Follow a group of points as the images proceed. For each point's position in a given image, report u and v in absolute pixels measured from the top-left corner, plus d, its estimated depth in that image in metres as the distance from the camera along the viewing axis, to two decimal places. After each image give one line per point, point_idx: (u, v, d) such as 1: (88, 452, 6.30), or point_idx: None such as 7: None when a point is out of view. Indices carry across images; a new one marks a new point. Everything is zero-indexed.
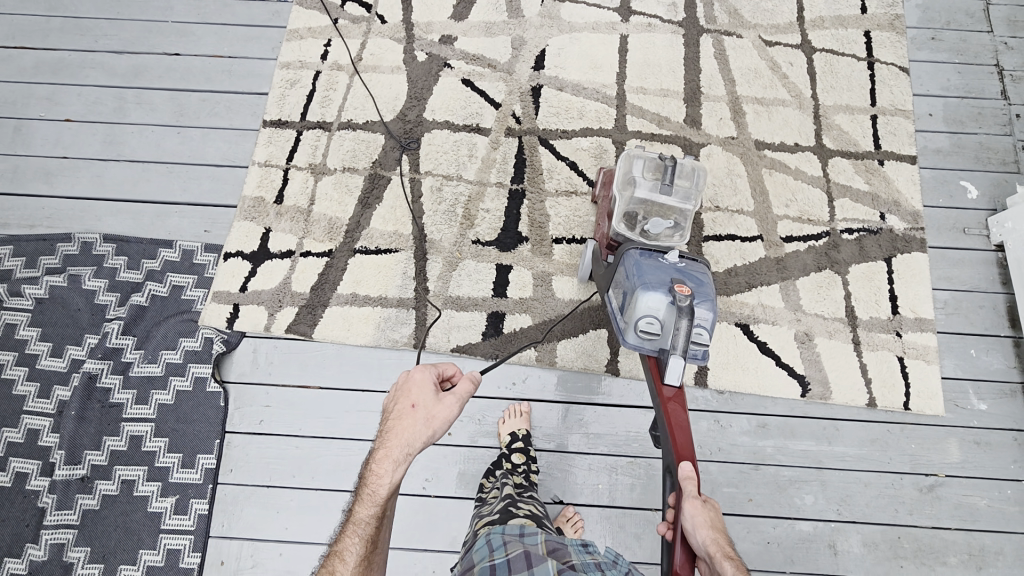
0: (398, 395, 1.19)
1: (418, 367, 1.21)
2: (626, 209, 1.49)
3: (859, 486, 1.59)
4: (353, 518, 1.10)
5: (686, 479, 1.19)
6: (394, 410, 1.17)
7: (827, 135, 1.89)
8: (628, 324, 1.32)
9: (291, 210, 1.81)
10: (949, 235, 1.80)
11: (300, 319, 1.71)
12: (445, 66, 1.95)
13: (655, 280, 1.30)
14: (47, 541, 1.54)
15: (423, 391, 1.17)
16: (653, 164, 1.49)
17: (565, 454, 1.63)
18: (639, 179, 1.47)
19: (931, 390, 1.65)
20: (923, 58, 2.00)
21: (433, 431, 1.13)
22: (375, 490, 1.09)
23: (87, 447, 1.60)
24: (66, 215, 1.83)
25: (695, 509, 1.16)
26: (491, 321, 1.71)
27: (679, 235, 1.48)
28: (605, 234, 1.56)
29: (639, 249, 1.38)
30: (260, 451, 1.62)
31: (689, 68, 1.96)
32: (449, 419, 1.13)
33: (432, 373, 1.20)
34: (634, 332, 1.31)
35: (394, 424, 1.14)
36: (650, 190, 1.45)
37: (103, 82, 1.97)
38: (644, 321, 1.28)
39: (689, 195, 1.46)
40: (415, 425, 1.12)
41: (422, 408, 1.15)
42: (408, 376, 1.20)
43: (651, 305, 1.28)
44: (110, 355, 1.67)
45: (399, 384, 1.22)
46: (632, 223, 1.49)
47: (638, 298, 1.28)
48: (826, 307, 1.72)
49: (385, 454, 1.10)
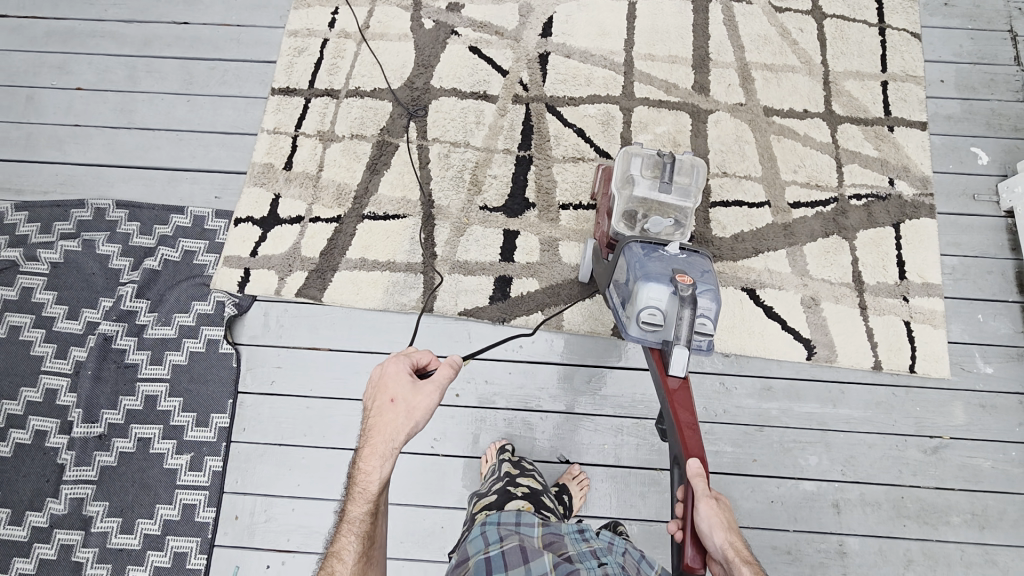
0: (375, 391, 1.17)
1: (390, 360, 1.19)
2: (625, 208, 1.49)
3: (863, 447, 1.60)
4: (348, 517, 1.11)
5: (694, 476, 1.09)
6: (374, 407, 1.16)
7: (836, 101, 1.88)
8: (631, 317, 1.31)
9: (301, 176, 1.83)
10: (958, 201, 1.80)
11: (310, 283, 1.73)
12: (452, 34, 1.95)
13: (656, 271, 1.28)
14: (66, 495, 1.58)
15: (400, 384, 1.16)
16: (651, 161, 1.49)
17: (571, 415, 1.65)
18: (638, 177, 1.46)
19: (937, 353, 1.65)
20: (936, 24, 1.97)
21: (415, 422, 1.12)
22: (365, 487, 1.10)
23: (104, 406, 1.64)
24: (80, 182, 1.85)
25: (708, 508, 1.05)
26: (499, 286, 1.72)
27: (680, 231, 1.49)
28: (604, 231, 1.56)
29: (639, 244, 1.35)
30: (272, 410, 1.65)
31: (697, 34, 1.95)
32: (431, 408, 1.12)
33: (406, 364, 1.18)
34: (637, 324, 1.30)
35: (376, 421, 1.14)
36: (649, 189, 1.46)
37: (113, 50, 1.98)
38: (647, 312, 1.27)
39: (688, 192, 1.48)
40: (397, 418, 1.12)
41: (401, 401, 1.14)
42: (382, 371, 1.18)
43: (652, 296, 1.26)
44: (125, 318, 1.71)
45: (372, 379, 1.20)
46: (632, 221, 1.49)
47: (640, 289, 1.26)
48: (833, 273, 1.72)
49: (372, 451, 1.10)
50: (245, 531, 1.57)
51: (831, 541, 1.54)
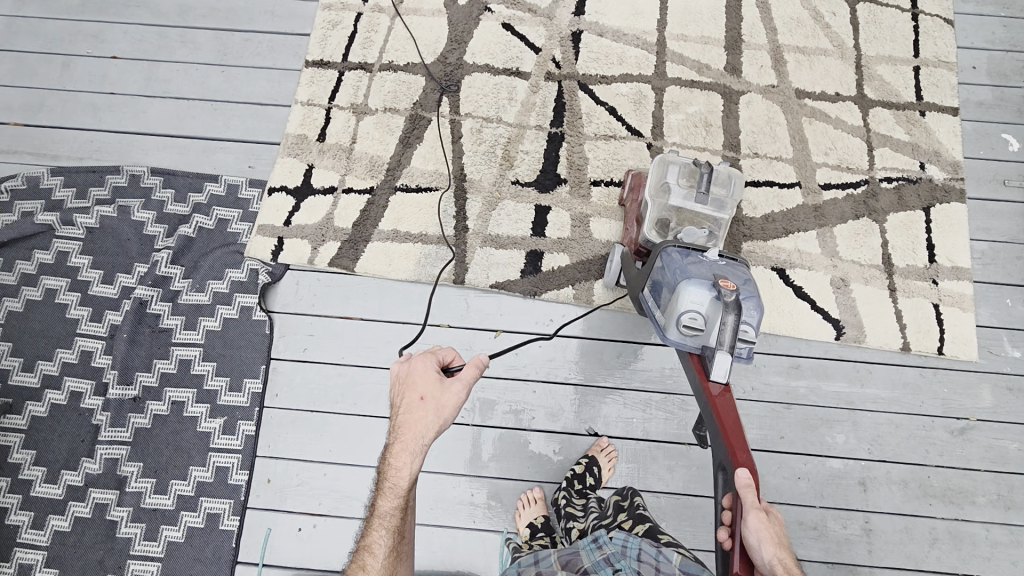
0: (403, 389, 1.18)
1: (417, 358, 1.20)
2: (658, 216, 1.50)
3: (890, 426, 1.61)
4: (377, 513, 1.14)
5: (745, 488, 1.09)
6: (403, 404, 1.17)
7: (868, 85, 1.88)
8: (670, 320, 1.28)
9: (334, 148, 1.84)
10: (988, 186, 1.80)
11: (342, 253, 1.74)
12: (486, 10, 1.96)
13: (698, 276, 1.27)
14: (101, 455, 1.60)
15: (429, 382, 1.17)
16: (687, 170, 1.48)
17: (600, 389, 1.67)
18: (673, 185, 1.46)
19: (965, 336, 1.66)
20: (969, 11, 1.97)
21: (445, 419, 1.14)
22: (395, 483, 1.13)
23: (139, 369, 1.66)
24: (115, 150, 1.87)
25: (757, 522, 1.06)
26: (530, 259, 1.74)
27: (713, 242, 1.46)
28: (634, 238, 1.59)
29: (678, 249, 1.35)
30: (304, 377, 1.67)
31: (730, 16, 1.95)
32: (460, 405, 1.14)
33: (433, 362, 1.20)
34: (676, 328, 1.27)
35: (406, 418, 1.16)
36: (684, 198, 1.44)
37: (148, 20, 2.00)
38: (688, 316, 1.24)
39: (724, 203, 1.46)
40: (426, 417, 1.14)
41: (431, 399, 1.15)
42: (409, 368, 1.19)
43: (694, 300, 1.24)
44: (160, 283, 1.72)
45: (399, 377, 1.21)
46: (664, 230, 1.50)
47: (681, 293, 1.24)
48: (862, 254, 1.72)
49: (403, 447, 1.13)
50: (277, 495, 1.60)
51: (857, 518, 1.56)
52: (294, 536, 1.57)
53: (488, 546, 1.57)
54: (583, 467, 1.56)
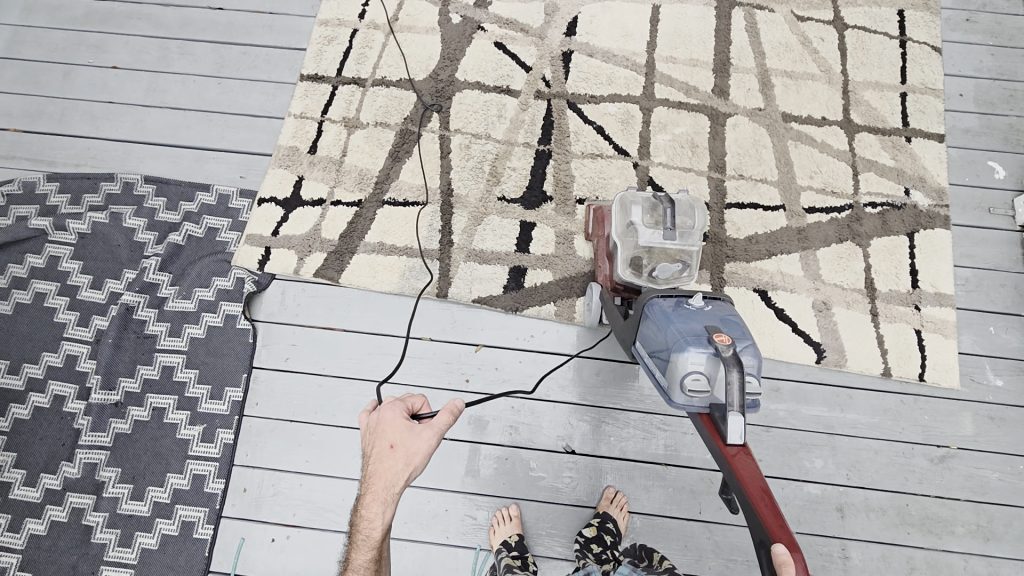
0: (372, 438, 1.18)
1: (386, 407, 1.22)
2: (630, 256, 1.47)
3: (870, 452, 1.60)
4: (351, 566, 1.15)
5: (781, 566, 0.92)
6: (374, 453, 1.18)
7: (854, 110, 1.90)
8: (674, 384, 1.22)
9: (324, 160, 1.87)
10: (973, 214, 1.80)
11: (328, 264, 1.76)
12: (478, 29, 2.00)
13: (692, 333, 1.23)
14: (81, 460, 1.62)
15: (398, 430, 1.18)
16: (648, 206, 1.47)
17: (578, 407, 1.67)
18: (639, 226, 1.43)
19: (947, 363, 1.66)
20: (957, 39, 1.99)
21: (414, 467, 1.15)
22: (369, 534, 1.14)
23: (122, 374, 1.68)
24: (110, 158, 1.91)
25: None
26: (513, 275, 1.75)
27: (688, 274, 1.46)
28: (607, 275, 1.56)
29: (662, 299, 1.35)
30: (285, 386, 1.68)
31: (719, 40, 1.98)
32: (428, 452, 1.15)
33: (401, 411, 1.21)
34: (681, 393, 1.21)
35: (376, 468, 1.16)
36: (653, 238, 1.41)
37: (149, 32, 2.04)
38: (690, 378, 1.18)
39: (692, 234, 1.42)
40: (395, 465, 1.15)
41: (400, 447, 1.16)
42: (378, 418, 1.20)
43: (693, 361, 1.19)
44: (147, 290, 1.75)
45: (369, 427, 1.21)
46: (638, 269, 1.47)
47: (678, 355, 1.19)
48: (845, 278, 1.73)
49: (373, 497, 1.15)
50: (252, 505, 1.60)
51: (834, 545, 1.54)
52: (267, 547, 1.57)
53: (460, 562, 1.57)
54: (595, 528, 1.53)
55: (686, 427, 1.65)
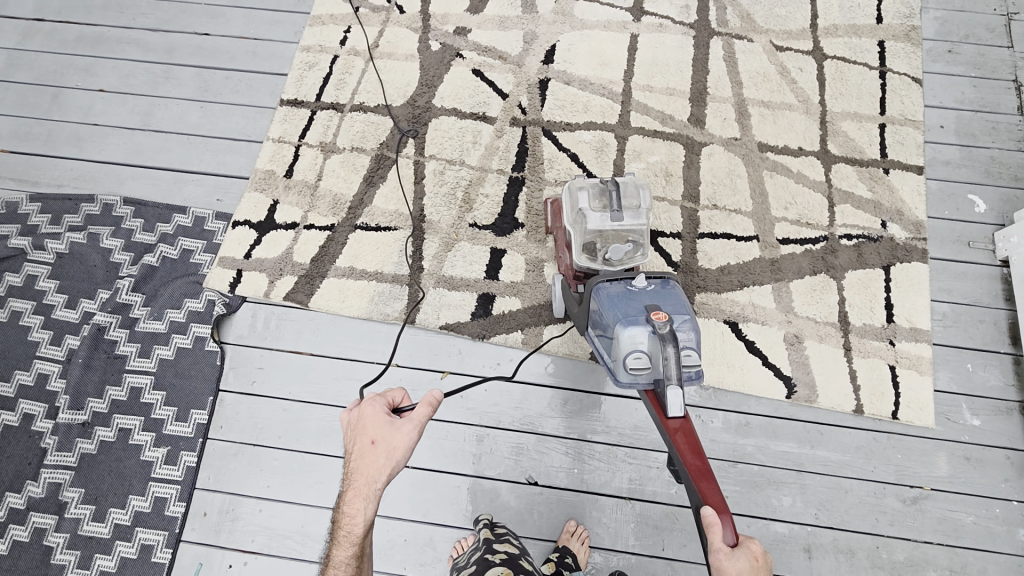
0: (354, 436, 1.17)
1: (366, 403, 1.20)
2: (584, 241, 1.48)
3: (841, 492, 1.56)
4: (332, 562, 1.13)
5: (709, 527, 1.09)
6: (355, 450, 1.16)
7: (832, 141, 1.88)
8: (618, 363, 1.31)
9: (300, 184, 1.88)
10: (952, 247, 1.77)
11: (298, 288, 1.77)
12: (457, 56, 2.02)
13: (631, 314, 1.30)
14: (45, 479, 1.62)
15: (379, 426, 1.16)
16: (596, 190, 1.47)
17: (543, 437, 1.65)
18: (587, 211, 1.45)
19: (922, 400, 1.61)
20: (938, 71, 1.97)
21: (396, 462, 1.13)
22: (350, 530, 1.12)
23: (91, 395, 1.69)
24: (93, 179, 1.94)
25: (722, 564, 1.06)
26: (481, 302, 1.74)
27: (642, 253, 1.50)
28: (568, 265, 1.57)
29: (607, 282, 1.41)
30: (250, 410, 1.69)
31: (697, 69, 1.98)
32: (410, 446, 1.13)
33: (382, 406, 1.19)
34: (624, 371, 1.30)
35: (358, 464, 1.15)
36: (601, 222, 1.43)
37: (137, 56, 2.09)
38: (632, 357, 1.27)
39: (639, 213, 1.45)
40: (377, 461, 1.13)
41: (382, 443, 1.15)
42: (359, 415, 1.19)
43: (633, 340, 1.27)
44: (119, 310, 1.76)
45: (350, 424, 1.20)
46: (592, 253, 1.50)
47: (620, 335, 1.27)
48: (818, 311, 1.70)
49: (355, 493, 1.12)
50: (212, 529, 1.60)
51: None
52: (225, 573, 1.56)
53: None
54: (554, 563, 1.48)
55: (652, 460, 1.63)
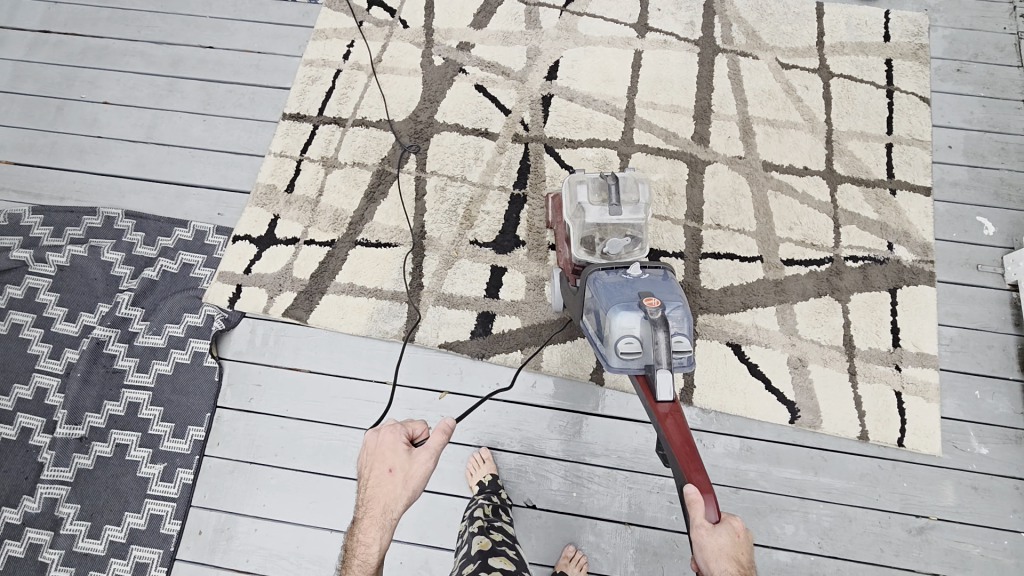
0: (371, 460, 1.16)
1: (385, 429, 1.20)
2: (582, 235, 1.51)
3: (844, 520, 1.53)
4: None
5: (692, 504, 1.12)
6: (371, 477, 1.15)
7: (838, 160, 1.86)
8: (610, 348, 1.34)
9: (301, 200, 1.88)
10: (960, 270, 1.74)
11: (297, 304, 1.76)
12: (460, 72, 2.01)
13: (625, 300, 1.33)
14: (42, 494, 1.61)
15: (397, 454, 1.16)
16: (595, 184, 1.48)
17: (542, 459, 1.63)
18: (586, 205, 1.46)
19: (928, 428, 1.58)
20: (947, 90, 1.94)
21: (413, 491, 1.12)
22: (364, 560, 1.09)
23: (88, 409, 1.69)
24: (95, 192, 1.94)
25: (703, 539, 1.08)
26: (481, 321, 1.73)
27: (639, 248, 1.52)
28: (567, 259, 1.57)
29: (603, 270, 1.44)
30: (247, 427, 1.68)
31: (701, 86, 1.96)
32: (427, 476, 1.13)
33: (401, 434, 1.19)
34: (616, 355, 1.33)
35: (374, 492, 1.14)
36: (600, 216, 1.45)
37: (142, 69, 2.10)
38: (624, 342, 1.30)
39: (638, 208, 1.46)
40: (395, 489, 1.12)
41: (399, 471, 1.14)
42: (378, 440, 1.18)
43: (626, 325, 1.30)
44: (119, 324, 1.76)
45: (368, 448, 1.19)
46: (591, 247, 1.51)
47: (613, 320, 1.30)
48: (822, 334, 1.67)
49: (371, 521, 1.11)
50: (207, 548, 1.58)
51: None
52: None
53: None
54: None
55: (652, 485, 1.60)
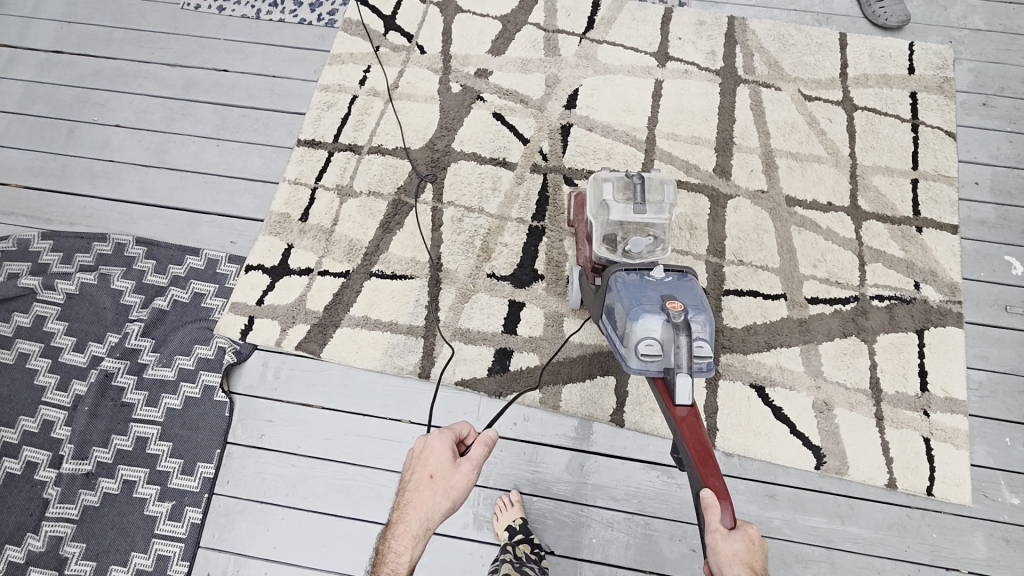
0: (415, 465, 1.20)
1: (434, 435, 1.22)
2: (604, 232, 1.49)
3: (872, 572, 1.48)
4: None
5: (707, 507, 1.10)
6: (412, 482, 1.18)
7: (862, 196, 1.82)
8: (629, 349, 1.30)
9: (315, 229, 1.85)
10: (988, 311, 1.70)
11: (311, 337, 1.73)
12: (478, 99, 1.98)
13: (647, 301, 1.30)
14: (46, 532, 1.57)
15: (441, 460, 1.18)
16: (621, 183, 1.47)
17: (561, 502, 1.59)
18: (611, 202, 1.45)
19: (957, 476, 1.54)
20: (972, 124, 1.91)
21: (452, 502, 1.15)
22: (393, 568, 1.12)
23: (96, 444, 1.65)
24: (106, 218, 1.91)
25: (717, 543, 1.06)
26: (498, 357, 1.69)
27: (661, 249, 1.48)
28: (587, 257, 1.55)
29: (625, 270, 1.41)
30: (258, 465, 1.64)
31: (723, 117, 1.93)
32: (468, 488, 1.15)
33: (448, 440, 1.21)
34: (635, 357, 1.29)
35: (412, 498, 1.17)
36: (623, 213, 1.44)
37: (155, 92, 2.07)
38: (644, 344, 1.26)
39: (662, 208, 1.45)
40: (434, 498, 1.14)
41: (440, 478, 1.16)
42: (425, 445, 1.21)
43: (647, 327, 1.26)
44: (128, 356, 1.72)
45: (415, 452, 1.23)
46: (612, 245, 1.49)
47: (634, 320, 1.27)
48: (849, 377, 1.63)
49: (406, 530, 1.14)
50: None
51: None
52: None
53: None
54: None
55: (673, 531, 1.56)
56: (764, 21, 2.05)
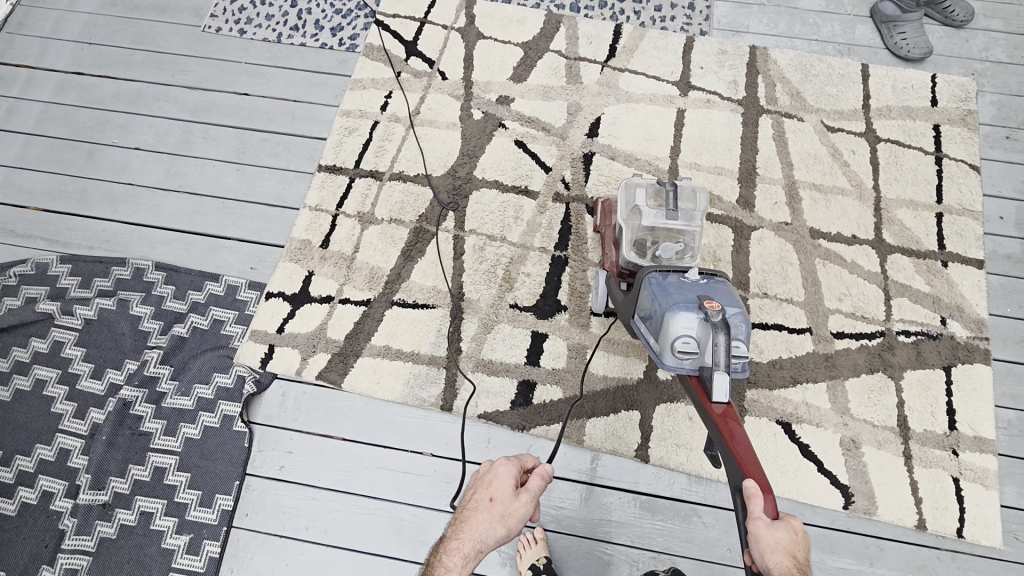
0: (477, 486, 1.20)
1: (501, 459, 1.21)
2: (634, 237, 1.51)
3: None
4: None
5: (750, 498, 1.05)
6: (472, 501, 1.18)
7: (887, 230, 1.81)
8: (664, 346, 1.28)
9: (336, 256, 1.83)
10: (1016, 348, 1.69)
11: (331, 367, 1.71)
12: (500, 126, 1.98)
13: (684, 299, 1.29)
14: (61, 565, 1.54)
15: (502, 486, 1.17)
16: (653, 190, 1.50)
17: (585, 539, 1.56)
18: (643, 207, 1.48)
19: (988, 518, 1.52)
20: (996, 157, 1.91)
21: (507, 530, 1.14)
22: None
23: (113, 474, 1.62)
24: (125, 242, 1.90)
25: (760, 531, 1.01)
26: (522, 389, 1.68)
27: (690, 256, 1.50)
28: (614, 261, 1.59)
29: (659, 272, 1.40)
30: (277, 497, 1.62)
31: (746, 147, 1.93)
32: (526, 519, 1.14)
33: (513, 468, 1.20)
34: (670, 354, 1.28)
35: (468, 517, 1.16)
36: (655, 218, 1.47)
37: (174, 115, 2.07)
38: (681, 341, 1.25)
39: (693, 216, 1.48)
40: (491, 524, 1.13)
41: (500, 504, 1.15)
42: (491, 468, 1.20)
43: (684, 324, 1.25)
44: (146, 384, 1.70)
45: (478, 473, 1.22)
46: (642, 250, 1.52)
47: (671, 317, 1.26)
48: (876, 414, 1.62)
49: (456, 549, 1.13)
50: None
51: None
52: None
53: None
54: None
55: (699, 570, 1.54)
56: (786, 51, 2.05)
